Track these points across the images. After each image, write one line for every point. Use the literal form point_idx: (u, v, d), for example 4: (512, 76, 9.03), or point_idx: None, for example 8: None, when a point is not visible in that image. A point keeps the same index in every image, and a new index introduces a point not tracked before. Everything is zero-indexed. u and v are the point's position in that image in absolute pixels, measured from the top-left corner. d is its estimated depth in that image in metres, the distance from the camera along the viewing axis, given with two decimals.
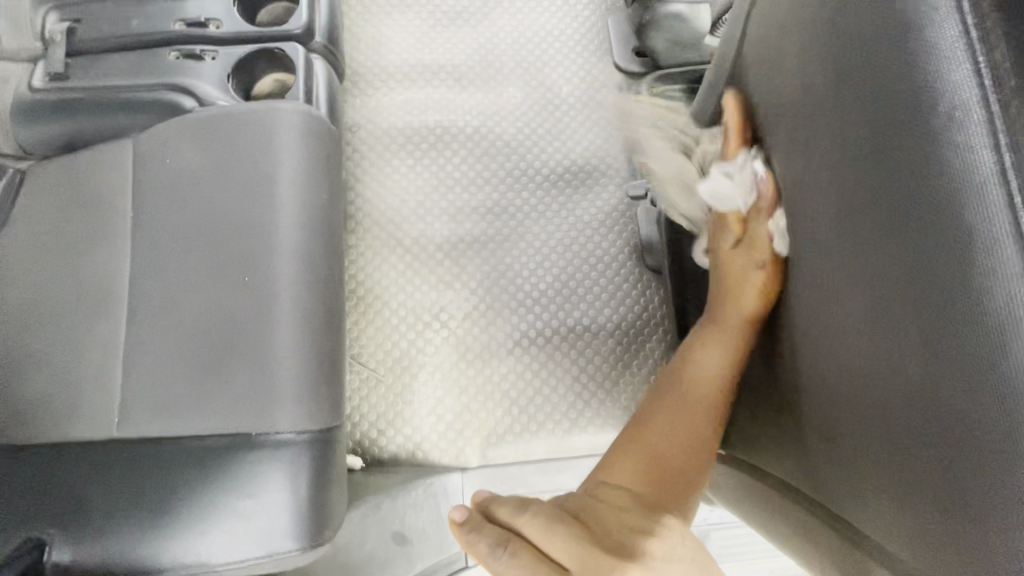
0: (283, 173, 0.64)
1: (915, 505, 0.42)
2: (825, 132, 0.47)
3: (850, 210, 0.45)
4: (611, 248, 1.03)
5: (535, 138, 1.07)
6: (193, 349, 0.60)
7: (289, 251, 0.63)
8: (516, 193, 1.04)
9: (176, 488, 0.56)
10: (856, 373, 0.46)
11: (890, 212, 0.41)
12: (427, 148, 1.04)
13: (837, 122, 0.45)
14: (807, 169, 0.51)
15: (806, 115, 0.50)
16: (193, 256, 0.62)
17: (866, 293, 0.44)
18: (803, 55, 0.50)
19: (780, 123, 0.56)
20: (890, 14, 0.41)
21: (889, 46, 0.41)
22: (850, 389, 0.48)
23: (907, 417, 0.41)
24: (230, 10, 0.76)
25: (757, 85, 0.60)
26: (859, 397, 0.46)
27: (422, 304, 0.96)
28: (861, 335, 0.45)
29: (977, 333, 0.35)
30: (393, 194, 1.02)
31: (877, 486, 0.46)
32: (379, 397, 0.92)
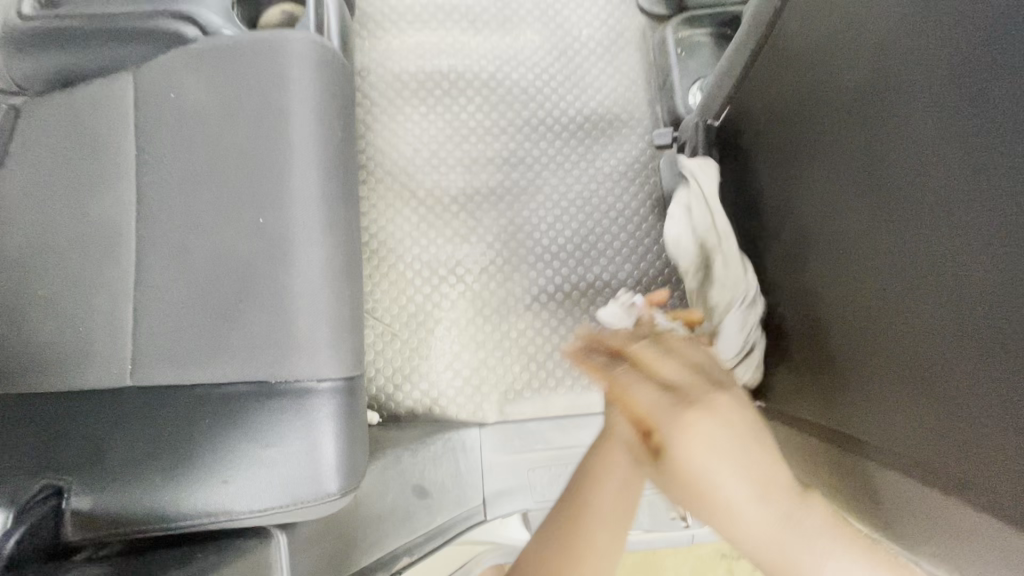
0: (296, 109, 0.60)
1: (964, 447, 0.43)
2: (897, 64, 0.47)
3: (916, 145, 0.45)
4: (633, 201, 0.99)
5: (554, 84, 1.02)
6: (208, 294, 0.57)
7: (306, 192, 0.59)
8: (534, 143, 0.99)
9: (197, 435, 0.54)
10: (907, 303, 0.48)
11: (964, 142, 0.41)
12: (440, 95, 0.99)
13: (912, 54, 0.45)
14: (867, 104, 0.51)
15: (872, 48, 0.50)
16: (204, 197, 0.59)
17: (928, 224, 0.45)
18: None
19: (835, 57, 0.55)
20: None
21: None
22: (902, 337, 0.49)
23: (976, 351, 0.41)
24: None
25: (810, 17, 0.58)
26: (911, 336, 0.48)
27: (437, 258, 0.93)
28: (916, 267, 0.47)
29: None
30: (405, 143, 0.97)
31: (918, 411, 0.48)
32: (395, 352, 0.90)
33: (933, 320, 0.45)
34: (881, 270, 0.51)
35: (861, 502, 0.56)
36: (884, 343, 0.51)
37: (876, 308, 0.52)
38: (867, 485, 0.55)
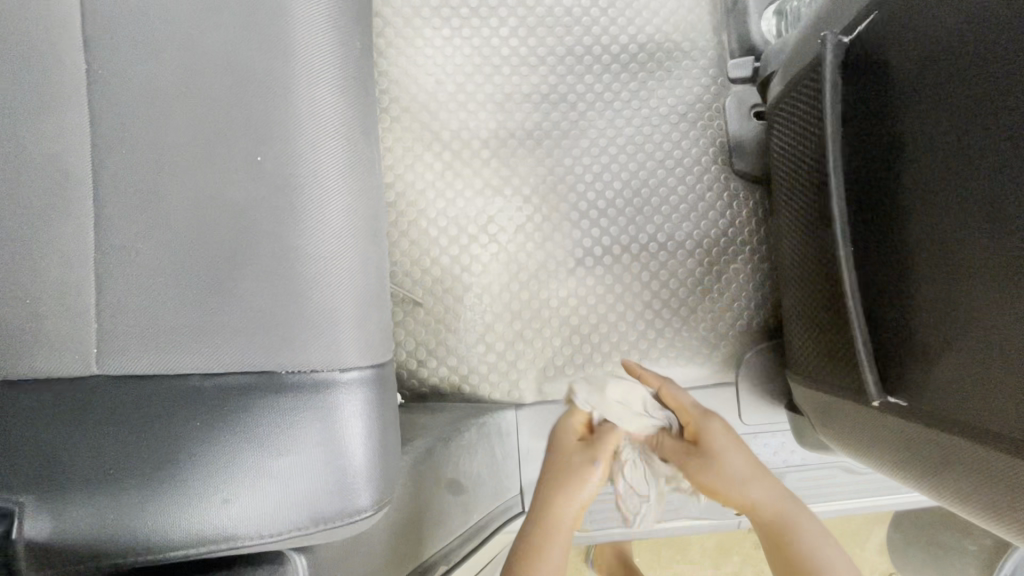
0: (303, 7, 0.45)
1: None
2: None
3: None
4: (692, 149, 0.85)
5: (604, 4, 0.84)
6: (192, 257, 0.43)
7: (319, 121, 0.45)
8: (578, 76, 0.83)
9: (185, 441, 0.42)
10: None
11: None
12: (467, 15, 0.82)
13: None
14: None
15: None
16: (180, 127, 0.44)
17: None
18: None
19: None
20: None
21: None
22: (972, 294, 0.43)
23: None
24: None
25: None
26: (993, 298, 0.42)
27: (466, 213, 0.79)
28: None
29: None
30: (426, 74, 0.80)
31: None
32: (419, 324, 0.77)
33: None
34: (951, 218, 0.44)
35: (973, 491, 0.45)
36: (952, 301, 0.45)
37: (942, 262, 0.46)
38: (984, 473, 0.44)
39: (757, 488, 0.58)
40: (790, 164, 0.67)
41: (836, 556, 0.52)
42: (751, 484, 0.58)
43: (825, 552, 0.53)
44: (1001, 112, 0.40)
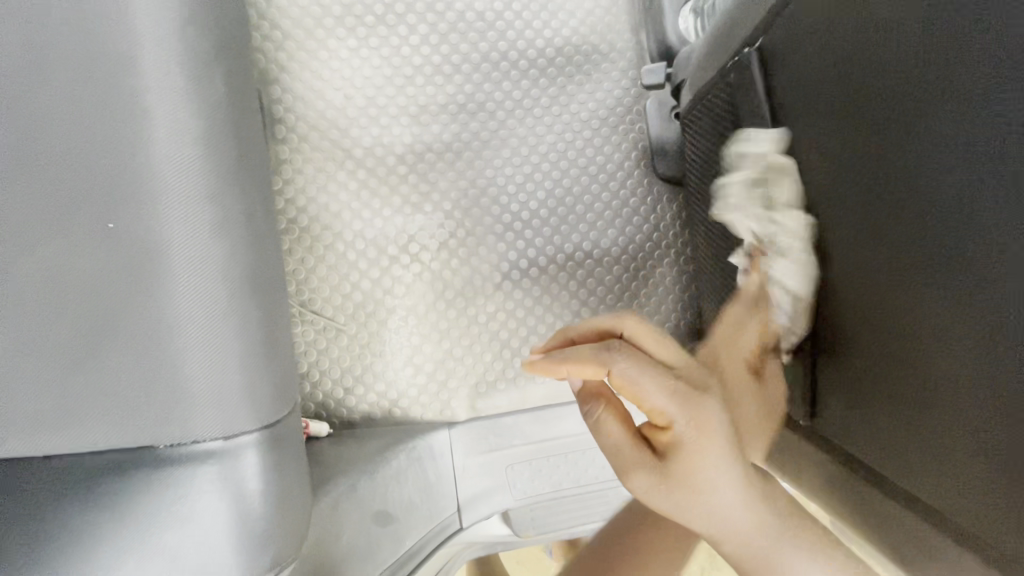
0: (149, 55, 0.41)
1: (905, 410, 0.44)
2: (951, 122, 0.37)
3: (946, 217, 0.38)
4: (614, 153, 0.83)
5: (517, 7, 0.81)
6: (50, 337, 0.40)
7: (177, 179, 0.41)
8: (495, 83, 0.81)
9: (60, 532, 0.39)
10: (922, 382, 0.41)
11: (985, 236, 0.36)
12: (373, 23, 0.78)
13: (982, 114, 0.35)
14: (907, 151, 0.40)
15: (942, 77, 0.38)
16: (21, 195, 0.40)
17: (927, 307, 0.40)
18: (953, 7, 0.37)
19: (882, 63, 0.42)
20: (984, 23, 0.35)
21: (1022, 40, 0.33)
22: (869, 308, 0.46)
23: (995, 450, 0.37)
24: None
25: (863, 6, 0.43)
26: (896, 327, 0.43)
27: (385, 234, 0.77)
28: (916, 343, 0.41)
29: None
30: (332, 87, 0.77)
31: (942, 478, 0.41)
32: (343, 351, 0.75)
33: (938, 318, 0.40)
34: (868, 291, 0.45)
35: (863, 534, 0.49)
36: (863, 325, 0.47)
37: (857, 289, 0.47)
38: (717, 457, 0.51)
39: (673, 399, 0.50)
40: (705, 183, 0.68)
41: (722, 485, 0.49)
42: (685, 433, 0.49)
43: (711, 476, 0.49)
44: (896, 134, 0.41)
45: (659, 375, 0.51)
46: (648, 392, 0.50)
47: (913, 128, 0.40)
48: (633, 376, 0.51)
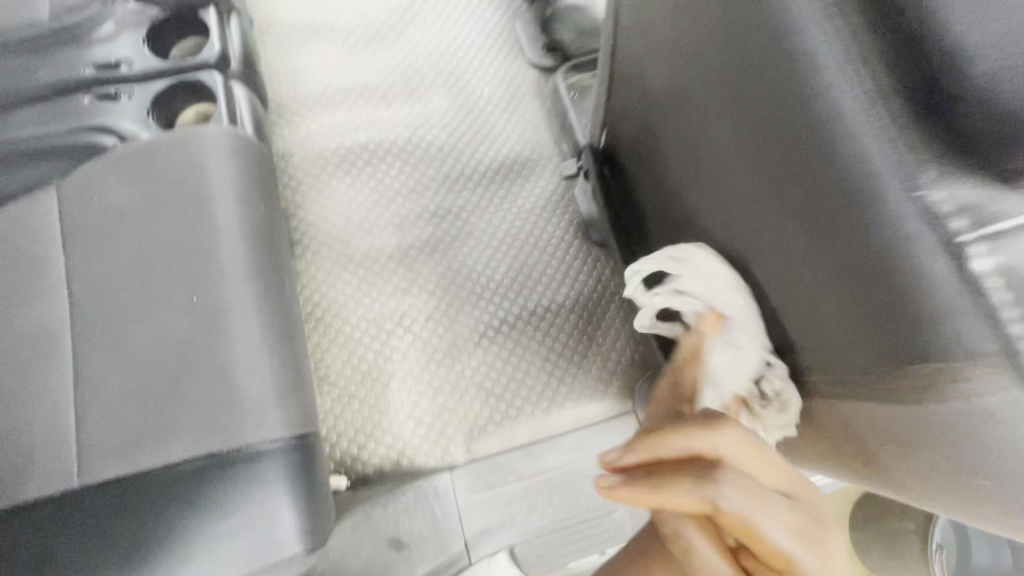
0: (217, 191, 0.64)
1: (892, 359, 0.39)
2: (737, 111, 0.45)
3: (772, 180, 0.44)
4: (557, 230, 1.05)
5: (466, 140, 1.11)
6: (147, 380, 0.58)
7: (237, 266, 0.62)
8: (456, 193, 1.07)
9: (152, 523, 0.53)
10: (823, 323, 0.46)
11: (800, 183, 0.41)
12: (362, 166, 1.06)
13: (743, 102, 0.44)
14: (726, 145, 0.49)
15: (713, 89, 0.48)
16: (134, 287, 0.60)
17: (799, 255, 0.45)
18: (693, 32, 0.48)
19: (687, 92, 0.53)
20: (709, 48, 0.46)
21: (739, 39, 0.42)
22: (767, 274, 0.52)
23: (890, 349, 0.38)
24: (140, 50, 0.74)
25: (646, 53, 0.58)
26: (828, 271, 0.42)
27: (383, 314, 0.97)
28: (809, 293, 0.46)
29: (887, 291, 0.36)
30: (335, 213, 1.03)
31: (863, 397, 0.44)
32: (355, 413, 0.91)
33: (825, 271, 0.42)
34: (753, 255, 0.53)
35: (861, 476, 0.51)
36: (789, 305, 0.50)
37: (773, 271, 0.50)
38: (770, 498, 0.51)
39: None
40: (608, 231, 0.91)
41: None
42: None
43: None
44: (710, 140, 0.51)
45: (786, 501, 0.37)
46: (777, 510, 0.36)
47: (716, 127, 0.50)
48: (751, 482, 0.37)
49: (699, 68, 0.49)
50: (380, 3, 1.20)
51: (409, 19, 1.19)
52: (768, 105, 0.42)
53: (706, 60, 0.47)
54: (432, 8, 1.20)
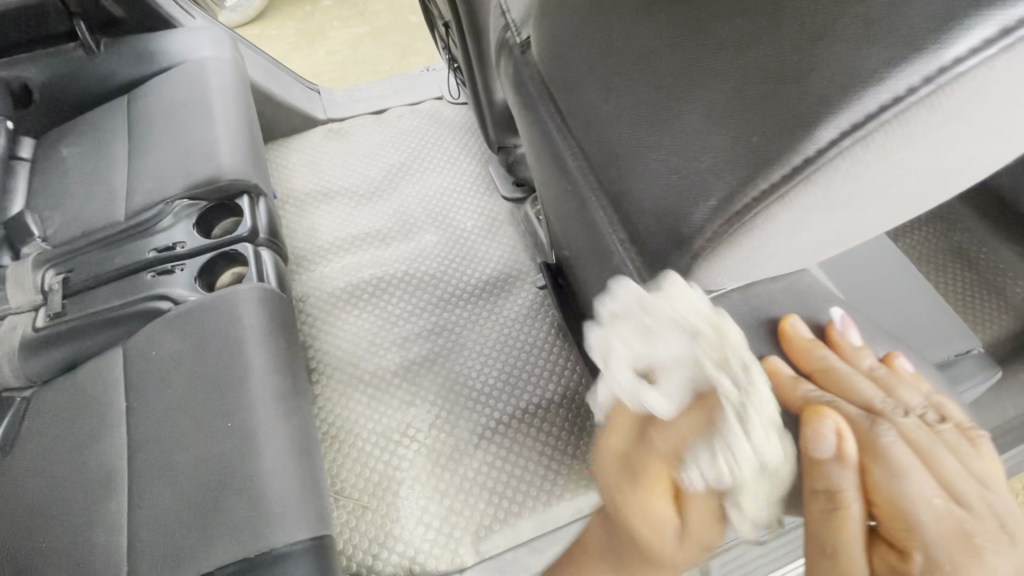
0: (248, 334, 0.80)
1: None
2: (567, 220, 0.57)
3: (595, 270, 0.55)
4: (541, 333, 1.19)
5: (454, 266, 1.29)
6: (189, 498, 0.69)
7: (264, 393, 0.76)
8: (450, 311, 1.23)
9: None
10: None
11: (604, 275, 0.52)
12: (367, 297, 1.25)
13: (567, 214, 0.56)
14: (573, 241, 0.60)
15: (553, 199, 0.59)
16: (182, 420, 0.74)
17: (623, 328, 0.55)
18: (532, 157, 0.60)
19: (547, 198, 0.64)
20: (542, 172, 0.59)
21: (550, 171, 0.54)
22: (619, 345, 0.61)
23: None
24: (191, 233, 0.95)
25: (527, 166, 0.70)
26: None
27: (390, 426, 1.08)
28: None
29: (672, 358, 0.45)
30: (347, 340, 1.19)
31: None
32: (368, 524, 0.99)
33: None
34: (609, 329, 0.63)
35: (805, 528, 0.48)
36: None
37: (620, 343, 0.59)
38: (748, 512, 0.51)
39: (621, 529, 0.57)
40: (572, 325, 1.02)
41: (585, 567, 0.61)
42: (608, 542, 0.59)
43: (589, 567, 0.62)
44: (568, 238, 0.62)
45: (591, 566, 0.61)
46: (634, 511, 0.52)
47: (566, 230, 0.61)
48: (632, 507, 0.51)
49: (543, 182, 0.61)
50: (377, 167, 1.47)
51: (401, 176, 1.45)
52: (578, 226, 0.54)
53: (544, 178, 0.59)
54: (419, 165, 1.47)
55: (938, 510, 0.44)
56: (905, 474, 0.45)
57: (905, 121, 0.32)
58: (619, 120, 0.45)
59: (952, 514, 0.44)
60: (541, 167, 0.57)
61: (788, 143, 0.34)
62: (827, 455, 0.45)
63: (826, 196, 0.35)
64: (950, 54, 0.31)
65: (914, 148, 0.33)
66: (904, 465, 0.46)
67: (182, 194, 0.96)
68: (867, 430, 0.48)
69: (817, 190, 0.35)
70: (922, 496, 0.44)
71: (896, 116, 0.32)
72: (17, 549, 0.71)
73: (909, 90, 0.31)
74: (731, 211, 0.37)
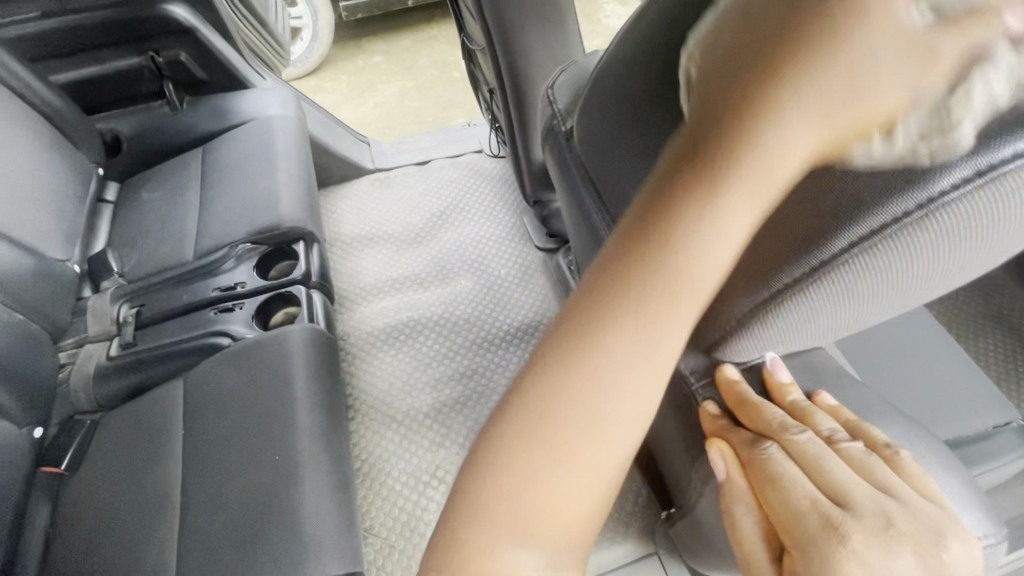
0: (298, 371, 0.86)
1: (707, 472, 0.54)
2: None
3: None
4: None
5: (487, 311, 1.35)
6: (235, 526, 0.73)
7: (309, 430, 0.81)
8: (482, 356, 1.27)
9: None
10: (670, 432, 0.58)
11: None
12: (404, 338, 1.31)
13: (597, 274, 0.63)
14: None
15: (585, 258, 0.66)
16: (233, 450, 0.80)
17: None
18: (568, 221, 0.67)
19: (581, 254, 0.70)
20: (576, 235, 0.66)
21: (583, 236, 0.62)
22: None
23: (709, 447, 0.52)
24: (251, 274, 1.04)
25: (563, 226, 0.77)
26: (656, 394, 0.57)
27: (420, 466, 1.11)
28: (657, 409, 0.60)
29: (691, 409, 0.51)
30: (382, 379, 1.24)
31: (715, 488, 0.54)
32: (394, 564, 1.01)
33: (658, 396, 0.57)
34: None
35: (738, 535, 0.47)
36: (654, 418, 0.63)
37: None
38: None
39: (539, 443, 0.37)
40: None
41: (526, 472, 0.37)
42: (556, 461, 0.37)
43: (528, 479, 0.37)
44: None
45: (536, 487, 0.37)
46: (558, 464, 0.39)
47: None
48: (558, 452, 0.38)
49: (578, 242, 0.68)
50: (419, 214, 1.56)
51: (441, 224, 1.54)
52: None
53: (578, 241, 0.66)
54: (459, 214, 1.55)
55: (812, 519, 0.39)
56: (784, 485, 0.41)
57: (941, 218, 0.32)
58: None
59: (823, 512, 0.39)
60: (578, 232, 0.64)
61: (821, 235, 0.34)
62: (720, 476, 0.46)
63: (864, 283, 0.35)
64: (992, 158, 0.31)
65: (950, 244, 0.33)
66: (788, 476, 0.41)
67: (245, 238, 1.05)
68: (748, 452, 0.44)
69: (848, 282, 0.34)
70: (802, 502, 0.40)
71: (928, 218, 0.32)
72: (74, 566, 0.76)
73: (946, 190, 0.31)
74: (767, 292, 0.37)
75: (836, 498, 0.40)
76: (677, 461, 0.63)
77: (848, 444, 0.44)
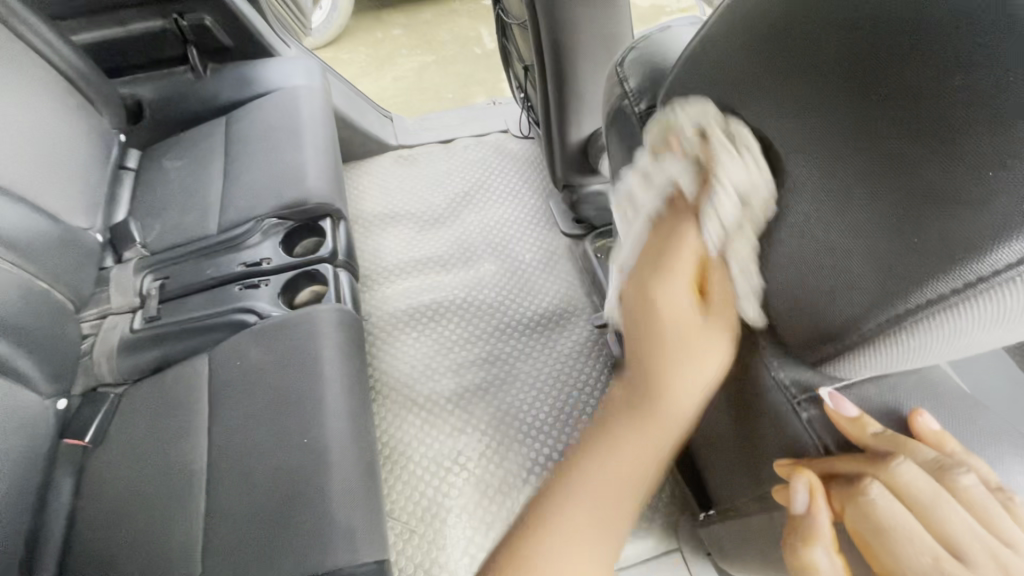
0: (326, 353, 0.83)
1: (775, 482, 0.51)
2: None
3: None
4: (595, 372, 1.18)
5: (514, 297, 1.31)
6: (262, 508, 0.72)
7: (336, 414, 0.79)
8: (504, 342, 1.24)
9: None
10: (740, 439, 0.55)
11: None
12: (427, 320, 1.28)
13: None
14: None
15: None
16: (260, 432, 0.78)
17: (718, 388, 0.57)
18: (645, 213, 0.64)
19: None
20: None
21: None
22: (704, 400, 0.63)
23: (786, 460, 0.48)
24: (277, 250, 1.01)
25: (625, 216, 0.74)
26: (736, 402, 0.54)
27: (442, 452, 1.09)
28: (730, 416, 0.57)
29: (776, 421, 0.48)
30: (404, 363, 1.22)
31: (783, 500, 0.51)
32: (415, 548, 1.00)
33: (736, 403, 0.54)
34: None
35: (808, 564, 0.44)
36: (720, 423, 0.61)
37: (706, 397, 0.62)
38: None
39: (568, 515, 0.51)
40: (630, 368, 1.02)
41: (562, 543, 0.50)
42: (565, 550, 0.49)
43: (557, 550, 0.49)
44: None
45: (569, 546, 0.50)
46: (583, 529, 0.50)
47: None
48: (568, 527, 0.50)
49: None
50: (443, 194, 1.52)
51: (465, 205, 1.50)
52: None
53: None
54: (484, 196, 1.51)
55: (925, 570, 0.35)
56: (893, 536, 0.37)
57: None
58: (755, 204, 0.44)
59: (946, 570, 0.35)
60: None
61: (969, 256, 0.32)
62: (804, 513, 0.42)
63: (986, 318, 0.33)
64: None
65: None
66: (894, 526, 0.37)
67: (271, 213, 1.02)
68: (843, 493, 0.40)
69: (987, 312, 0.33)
70: (920, 559, 0.36)
71: None
72: (98, 541, 0.75)
73: None
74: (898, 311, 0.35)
75: (953, 549, 0.35)
76: (736, 464, 0.60)
77: (967, 483, 0.37)
